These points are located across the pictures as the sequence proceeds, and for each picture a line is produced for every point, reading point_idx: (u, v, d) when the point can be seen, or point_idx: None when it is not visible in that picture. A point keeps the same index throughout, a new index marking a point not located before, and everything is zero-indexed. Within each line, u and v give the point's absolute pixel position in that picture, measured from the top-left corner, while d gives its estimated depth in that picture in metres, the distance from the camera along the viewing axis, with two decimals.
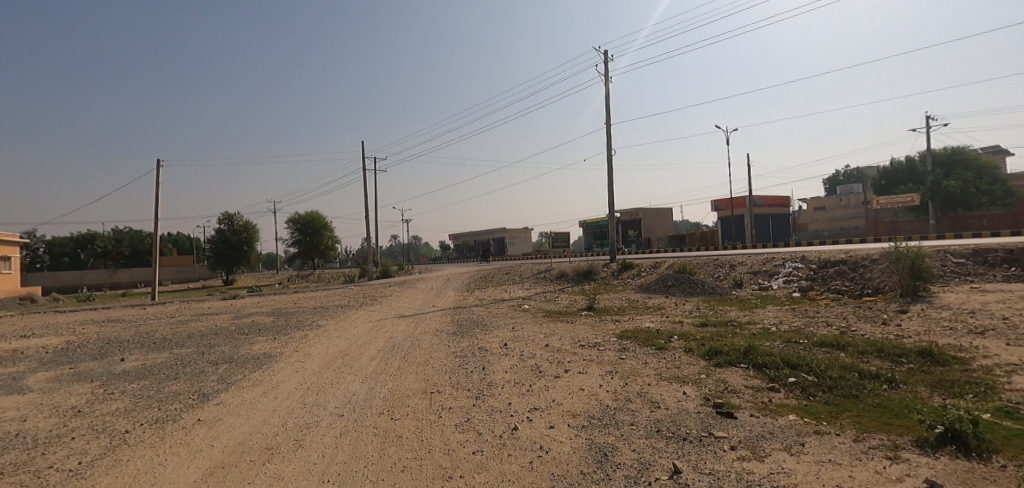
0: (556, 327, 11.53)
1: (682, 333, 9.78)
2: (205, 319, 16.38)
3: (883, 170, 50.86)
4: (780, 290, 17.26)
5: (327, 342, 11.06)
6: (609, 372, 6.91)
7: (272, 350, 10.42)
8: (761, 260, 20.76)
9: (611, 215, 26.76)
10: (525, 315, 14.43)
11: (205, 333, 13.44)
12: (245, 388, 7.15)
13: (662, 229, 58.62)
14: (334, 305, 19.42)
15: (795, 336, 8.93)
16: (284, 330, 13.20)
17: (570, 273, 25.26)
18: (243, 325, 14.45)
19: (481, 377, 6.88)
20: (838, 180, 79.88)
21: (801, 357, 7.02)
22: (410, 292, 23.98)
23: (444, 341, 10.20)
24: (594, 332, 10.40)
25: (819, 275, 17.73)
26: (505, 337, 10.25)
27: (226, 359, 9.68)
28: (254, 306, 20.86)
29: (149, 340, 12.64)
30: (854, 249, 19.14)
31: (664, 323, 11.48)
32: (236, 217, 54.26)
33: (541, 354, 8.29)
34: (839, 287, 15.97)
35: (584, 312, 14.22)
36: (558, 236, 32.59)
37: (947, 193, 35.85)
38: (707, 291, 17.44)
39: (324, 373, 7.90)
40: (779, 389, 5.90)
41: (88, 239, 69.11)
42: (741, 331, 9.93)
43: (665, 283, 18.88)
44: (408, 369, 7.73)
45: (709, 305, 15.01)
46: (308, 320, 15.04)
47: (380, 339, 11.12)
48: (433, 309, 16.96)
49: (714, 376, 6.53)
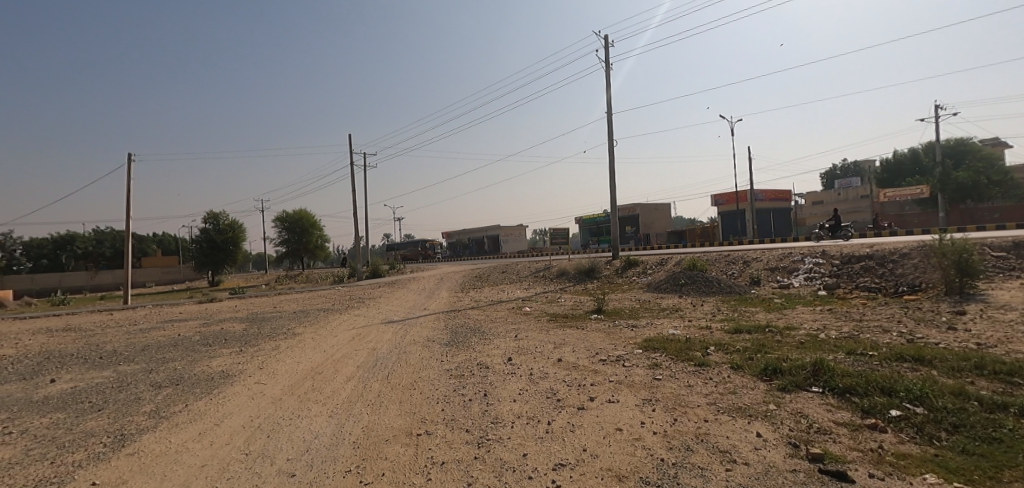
0: (565, 335, 9.98)
1: (718, 343, 8.27)
2: (169, 328, 14.62)
3: (886, 162, 49.80)
4: (803, 288, 15.88)
5: (298, 357, 9.42)
6: (647, 401, 5.37)
7: (232, 367, 8.79)
8: (777, 256, 19.37)
9: (614, 209, 25.29)
10: (528, 319, 12.90)
11: (162, 345, 11.73)
12: (177, 428, 5.51)
13: (660, 225, 57.26)
14: (317, 309, 17.74)
15: (857, 346, 7.44)
16: (254, 341, 11.53)
17: (571, 270, 23.71)
18: (209, 335, 12.74)
19: (482, 410, 5.34)
20: (835, 173, 78.98)
21: (889, 377, 5.52)
22: (402, 293, 22.33)
23: (436, 354, 8.65)
24: (612, 342, 8.86)
25: (843, 271, 16.39)
26: (507, 350, 8.66)
27: (172, 382, 8.00)
28: (229, 311, 19.09)
29: (95, 355, 10.90)
30: (878, 243, 17.83)
31: (690, 329, 10.00)
32: (222, 215, 52.33)
33: (555, 374, 6.72)
34: (870, 285, 14.60)
35: (594, 316, 12.69)
36: (557, 232, 31.06)
37: (957, 185, 34.84)
38: (724, 290, 16.03)
39: (283, 402, 6.29)
40: (887, 430, 4.38)
41: (67, 239, 66.53)
42: (786, 340, 8.42)
43: (678, 282, 17.40)
44: (390, 398, 6.15)
45: (732, 306, 13.53)
46: (284, 327, 13.43)
47: (360, 352, 9.51)
48: (425, 313, 15.32)
49: (786, 407, 4.99)
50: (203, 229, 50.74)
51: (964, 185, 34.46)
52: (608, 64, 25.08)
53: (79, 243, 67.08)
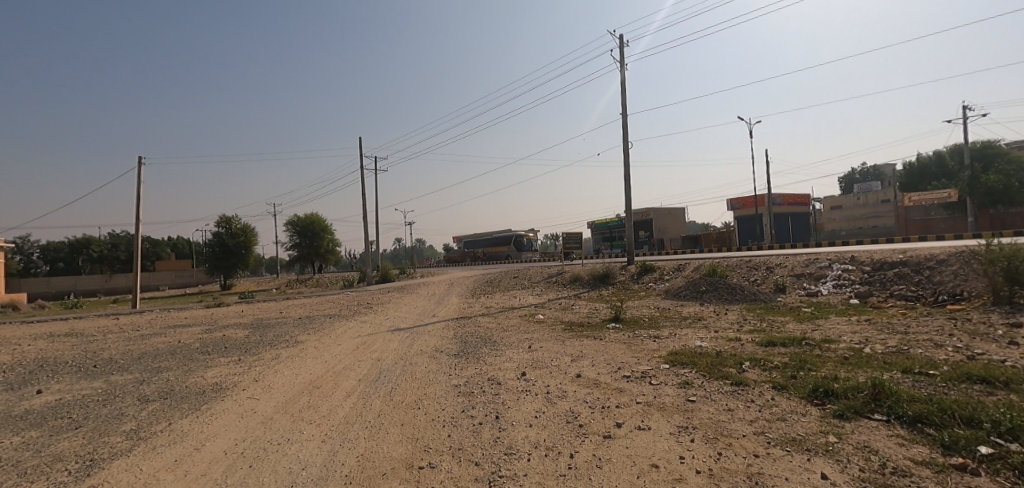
0: (582, 346, 9.28)
1: (753, 357, 7.53)
2: (171, 334, 14.17)
3: (909, 165, 48.30)
4: (833, 296, 15.01)
5: (298, 368, 8.85)
6: (683, 428, 4.67)
7: (226, 379, 8.24)
8: (802, 261, 18.47)
9: (629, 213, 24.55)
10: (541, 327, 12.23)
11: (159, 353, 11.24)
12: (153, 453, 4.94)
13: (674, 230, 56.22)
14: (323, 315, 17.26)
15: (912, 364, 6.64)
16: (254, 349, 11.00)
17: (585, 276, 23.02)
18: (209, 342, 12.28)
19: (493, 438, 4.67)
20: (854, 178, 77.05)
21: (966, 403, 4.75)
22: (411, 299, 21.76)
23: (444, 367, 8.01)
24: (634, 355, 8.14)
25: (875, 278, 15.48)
26: (521, 363, 7.98)
27: (160, 395, 7.45)
28: (235, 316, 18.69)
29: (90, 364, 10.44)
30: (911, 249, 16.88)
31: (718, 341, 9.25)
32: (235, 220, 52.48)
33: (574, 393, 6.05)
34: (906, 293, 13.72)
35: (612, 325, 11.97)
36: (570, 236, 30.35)
37: (986, 188, 33.37)
38: (748, 298, 15.22)
39: (274, 422, 5.70)
40: (981, 472, 3.63)
41: (83, 243, 67.35)
42: (827, 354, 7.65)
43: (698, 289, 16.60)
44: (390, 419, 5.51)
45: (758, 315, 12.72)
46: (287, 334, 12.93)
47: (363, 363, 8.90)
48: (434, 320, 14.72)
49: (850, 440, 4.26)
50: (215, 233, 50.90)
51: (995, 189, 32.97)
52: (622, 65, 24.45)
53: (94, 247, 67.83)
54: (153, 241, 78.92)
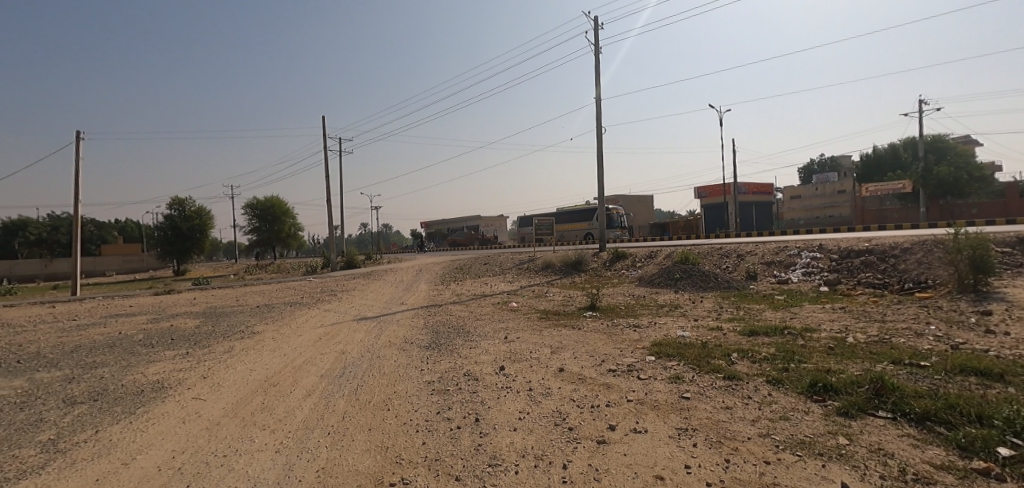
0: (561, 337, 8.85)
1: (739, 348, 7.26)
2: (111, 324, 12.92)
3: (865, 157, 50.10)
4: (804, 284, 15.17)
5: (253, 362, 8.06)
6: (683, 430, 4.27)
7: (170, 376, 7.39)
8: (772, 249, 18.62)
9: (601, 200, 24.30)
10: (516, 316, 11.75)
11: (95, 346, 10.14)
12: (70, 469, 4.17)
13: (643, 218, 56.74)
14: (283, 303, 16.22)
15: (901, 355, 6.48)
16: (204, 341, 10.07)
17: (557, 263, 22.71)
18: (155, 333, 11.22)
19: (474, 446, 4.15)
20: (813, 168, 79.81)
21: (971, 398, 4.53)
22: (377, 286, 20.86)
23: (415, 361, 7.41)
24: (617, 347, 7.75)
25: (843, 266, 15.72)
26: (498, 356, 7.47)
27: (91, 396, 6.56)
28: (186, 304, 17.43)
29: (12, 359, 9.28)
30: (875, 237, 17.23)
31: (700, 330, 9.00)
32: (188, 201, 49.62)
33: (559, 390, 5.58)
34: (873, 282, 13.97)
35: (589, 313, 11.64)
36: (542, 223, 29.93)
37: (938, 180, 35.14)
38: (721, 285, 15.18)
39: (222, 429, 4.99)
40: (1007, 477, 3.35)
41: (18, 225, 62.48)
42: (812, 344, 7.47)
43: (672, 276, 16.48)
44: (356, 424, 4.89)
45: (734, 303, 12.63)
46: (244, 324, 12.00)
47: (326, 356, 8.20)
48: (403, 308, 14.03)
49: (862, 442, 3.95)
50: (168, 215, 47.97)
51: (946, 180, 34.75)
52: (597, 49, 23.94)
53: (32, 229, 62.98)
54: (98, 223, 73.95)
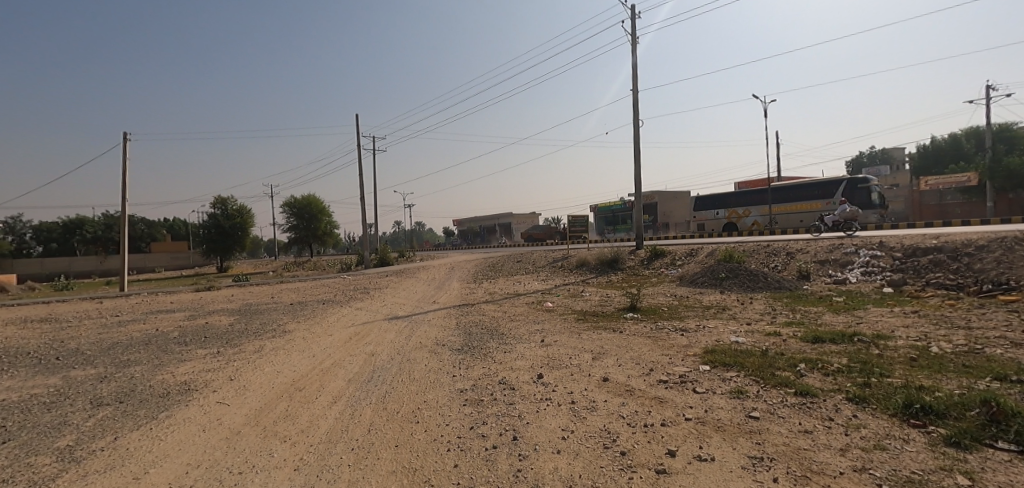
0: (601, 341, 8.23)
1: (805, 357, 6.47)
2: (150, 321, 13.09)
3: (922, 149, 46.88)
4: (864, 284, 13.99)
5: (281, 364, 7.79)
6: (758, 460, 3.63)
7: (197, 378, 7.18)
8: (825, 247, 17.36)
9: (638, 196, 23.42)
10: (552, 317, 11.20)
11: (132, 343, 10.21)
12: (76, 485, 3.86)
13: (679, 214, 55.00)
14: (316, 301, 16.18)
15: (1003, 369, 5.59)
16: (236, 340, 9.95)
17: (592, 261, 22.01)
18: (189, 331, 11.22)
19: (512, 471, 3.63)
20: (861, 162, 75.75)
21: None
22: (410, 284, 20.70)
23: (447, 366, 6.96)
24: (665, 354, 7.07)
25: (908, 265, 14.43)
26: (535, 362, 6.93)
27: (117, 398, 6.39)
28: (223, 301, 17.67)
29: (51, 356, 9.39)
30: (944, 234, 15.79)
31: (756, 336, 8.19)
32: (230, 200, 51.28)
33: (605, 404, 4.98)
34: (944, 283, 12.71)
35: (629, 315, 10.97)
36: (575, 220, 29.21)
37: (1008, 172, 32.39)
38: (772, 285, 14.16)
39: (241, 440, 4.64)
40: None
41: (76, 224, 66.08)
42: (890, 354, 6.61)
43: (717, 275, 15.53)
44: (382, 439, 4.45)
45: (787, 305, 11.69)
46: (276, 322, 11.89)
47: (355, 359, 7.86)
48: (435, 307, 13.69)
49: (990, 484, 3.21)
50: (211, 213, 49.64)
51: (1018, 172, 31.94)
52: (633, 39, 23.00)
53: (88, 228, 66.39)
54: (148, 222, 77.54)
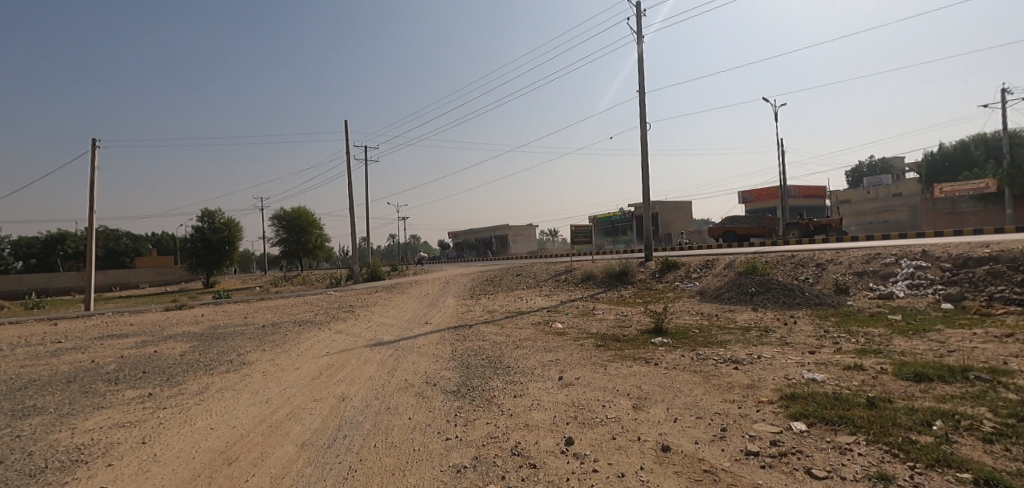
0: (638, 380, 6.39)
1: (934, 411, 4.64)
2: (91, 348, 11.13)
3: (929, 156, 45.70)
4: (916, 300, 12.28)
5: (221, 415, 5.91)
6: None
7: (95, 442, 5.24)
8: (860, 257, 15.64)
9: (647, 203, 21.75)
10: (565, 343, 9.37)
11: (51, 381, 8.26)
12: None
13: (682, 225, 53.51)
14: (292, 322, 14.30)
15: None
16: (179, 376, 8.06)
17: (599, 274, 20.25)
18: (129, 363, 9.30)
19: None
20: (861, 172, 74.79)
21: None
22: (400, 301, 18.80)
23: (438, 422, 5.10)
24: (733, 401, 5.25)
25: (962, 277, 12.74)
26: (558, 415, 5.11)
27: None
28: (188, 322, 15.67)
29: None
30: (993, 243, 14.18)
31: (834, 370, 6.42)
32: (218, 213, 49.30)
33: None
34: (1015, 297, 10.98)
35: (659, 340, 9.18)
36: (579, 230, 27.47)
37: None
38: (810, 301, 12.43)
39: None
40: None
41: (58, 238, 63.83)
42: None
43: (746, 290, 13.77)
44: None
45: (839, 326, 9.96)
46: (236, 351, 9.99)
47: (318, 407, 5.98)
48: (426, 330, 11.82)
49: None
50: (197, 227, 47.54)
51: None
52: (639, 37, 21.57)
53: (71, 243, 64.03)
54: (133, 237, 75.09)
